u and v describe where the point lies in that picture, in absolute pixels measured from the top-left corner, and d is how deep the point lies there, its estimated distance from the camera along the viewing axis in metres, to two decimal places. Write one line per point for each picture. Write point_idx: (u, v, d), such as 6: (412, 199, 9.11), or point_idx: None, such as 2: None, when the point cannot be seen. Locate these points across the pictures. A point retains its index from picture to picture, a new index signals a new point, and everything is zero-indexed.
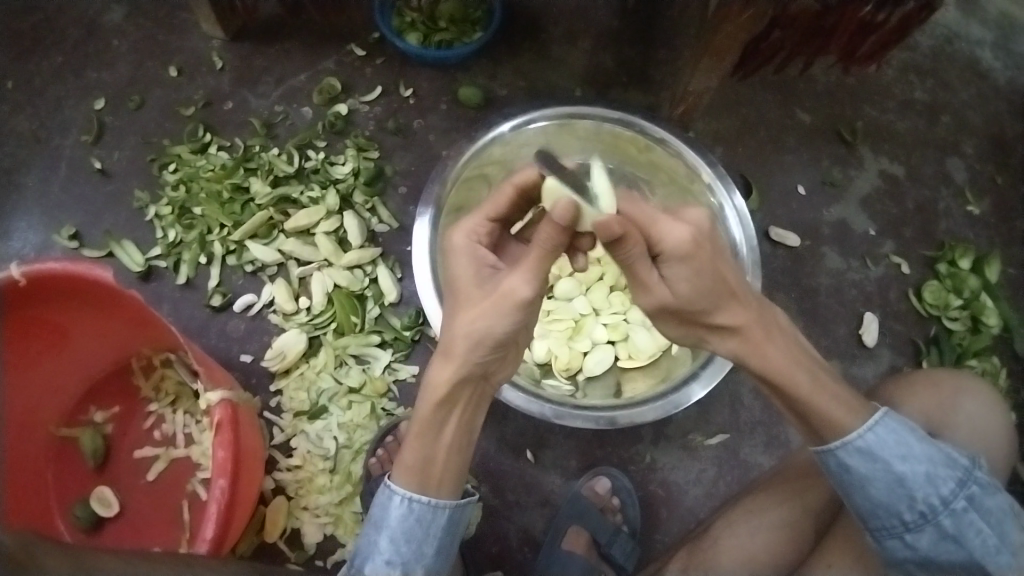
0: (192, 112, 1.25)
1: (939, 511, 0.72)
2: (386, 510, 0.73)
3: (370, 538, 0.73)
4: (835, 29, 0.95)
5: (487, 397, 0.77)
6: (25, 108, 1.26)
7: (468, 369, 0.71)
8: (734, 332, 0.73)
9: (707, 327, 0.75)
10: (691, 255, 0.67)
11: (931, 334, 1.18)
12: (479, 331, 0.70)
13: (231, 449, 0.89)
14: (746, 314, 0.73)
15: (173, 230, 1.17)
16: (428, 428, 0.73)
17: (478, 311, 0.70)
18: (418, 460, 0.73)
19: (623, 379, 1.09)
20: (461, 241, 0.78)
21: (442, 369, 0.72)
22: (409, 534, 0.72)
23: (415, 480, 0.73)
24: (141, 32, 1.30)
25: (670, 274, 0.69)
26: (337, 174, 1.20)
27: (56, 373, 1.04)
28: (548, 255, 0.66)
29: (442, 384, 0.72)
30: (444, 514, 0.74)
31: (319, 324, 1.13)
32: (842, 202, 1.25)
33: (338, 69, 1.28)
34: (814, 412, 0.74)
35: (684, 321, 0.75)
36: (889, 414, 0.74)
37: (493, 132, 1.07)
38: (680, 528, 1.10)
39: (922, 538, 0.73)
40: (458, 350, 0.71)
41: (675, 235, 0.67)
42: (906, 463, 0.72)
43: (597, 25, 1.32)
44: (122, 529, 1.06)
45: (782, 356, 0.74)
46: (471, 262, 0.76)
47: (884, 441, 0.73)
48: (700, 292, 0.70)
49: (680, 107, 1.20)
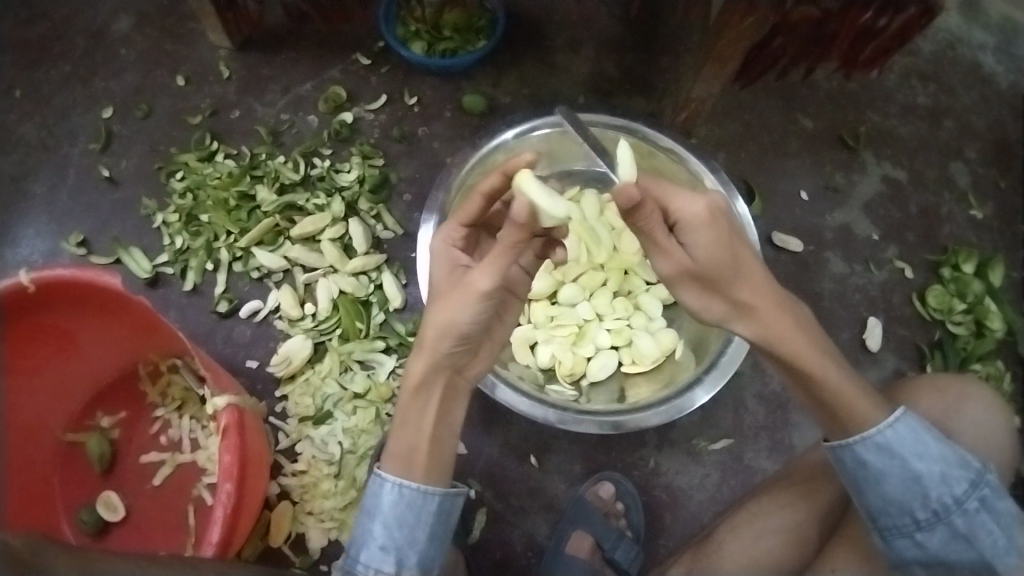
0: (199, 120, 1.26)
1: (952, 510, 0.73)
2: (378, 497, 0.77)
3: (364, 526, 0.77)
4: (835, 37, 0.97)
5: (465, 391, 0.81)
6: (34, 117, 1.28)
7: (438, 359, 0.76)
8: (752, 309, 0.74)
9: (727, 304, 0.75)
10: (711, 224, 0.70)
11: (936, 338, 1.19)
12: (447, 322, 0.74)
13: (237, 454, 0.89)
14: (765, 294, 0.74)
15: (180, 237, 1.18)
16: (410, 416, 0.78)
17: (445, 305, 0.74)
18: (403, 449, 0.78)
19: (627, 384, 1.10)
20: (439, 246, 0.82)
21: (419, 359, 0.77)
22: (401, 519, 0.77)
23: (400, 467, 0.77)
24: (148, 42, 1.32)
25: (690, 240, 0.71)
26: (342, 181, 1.20)
27: (64, 379, 1.05)
28: (507, 250, 0.71)
29: (419, 374, 0.77)
30: (434, 501, 0.77)
31: (324, 330, 1.14)
32: (846, 207, 1.25)
33: (343, 77, 1.29)
34: (837, 402, 0.75)
35: (707, 294, 0.75)
36: (909, 413, 0.74)
37: (497, 139, 1.08)
38: (683, 533, 1.10)
39: (933, 537, 0.74)
40: (430, 342, 0.75)
41: (693, 206, 0.70)
42: (923, 461, 0.73)
43: (600, 33, 1.33)
44: (128, 533, 1.07)
45: (806, 343, 0.75)
46: (445, 262, 0.81)
47: (903, 437, 0.73)
48: (719, 260, 0.71)
49: (683, 114, 1.21)
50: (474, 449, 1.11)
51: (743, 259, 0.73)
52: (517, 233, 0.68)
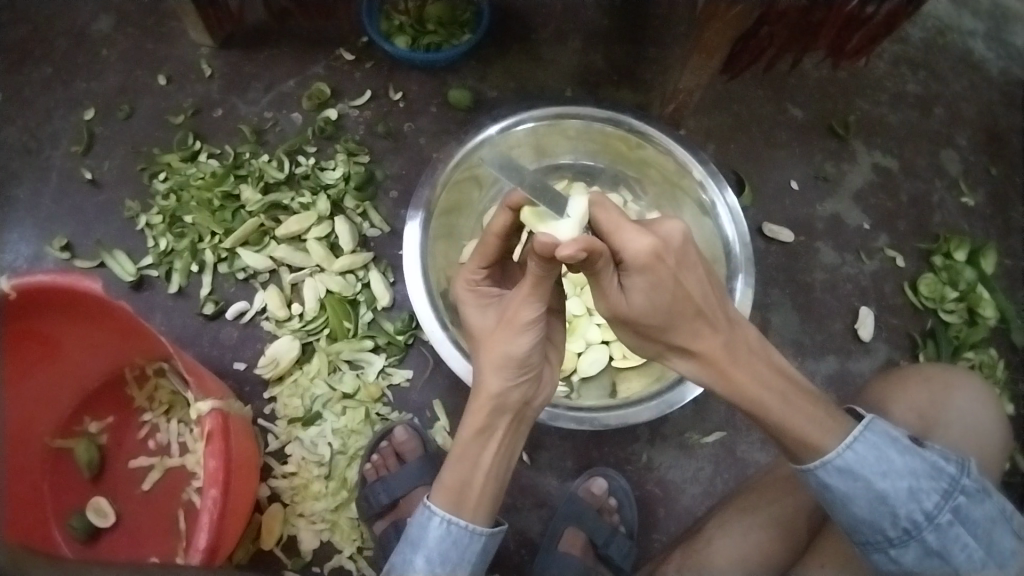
0: (181, 120, 1.25)
1: (923, 526, 0.71)
2: (424, 530, 0.75)
3: (405, 556, 0.76)
4: (822, 25, 0.95)
5: (527, 420, 0.82)
6: (16, 119, 1.26)
7: (505, 395, 0.77)
8: (699, 356, 0.75)
9: (664, 344, 0.76)
10: (651, 267, 0.68)
11: (928, 327, 1.18)
12: (503, 354, 0.75)
13: (222, 459, 0.88)
14: (710, 342, 0.74)
15: (163, 239, 1.17)
16: (467, 451, 0.78)
17: (499, 337, 0.75)
18: (455, 484, 0.77)
19: (618, 379, 1.09)
20: (465, 294, 0.85)
21: (476, 402, 0.77)
22: (444, 557, 0.75)
23: (451, 500, 0.76)
24: (130, 41, 1.30)
25: (631, 283, 0.70)
26: (327, 179, 1.19)
27: (52, 385, 1.04)
28: (539, 278, 0.71)
29: (479, 421, 0.77)
30: (479, 540, 0.77)
31: (312, 330, 1.13)
32: (835, 197, 1.24)
33: (327, 73, 1.27)
34: (789, 434, 0.74)
35: (643, 336, 0.76)
36: (875, 424, 0.74)
37: (482, 135, 1.06)
38: (677, 527, 1.10)
39: (907, 554, 0.73)
40: (493, 374, 0.76)
41: (637, 245, 0.68)
42: (886, 480, 0.71)
43: (586, 25, 1.31)
44: (119, 539, 1.06)
45: (749, 380, 0.74)
46: (479, 307, 0.83)
47: (864, 458, 0.72)
48: (652, 311, 0.71)
49: (670, 106, 1.19)
50: None
51: (690, 299, 0.71)
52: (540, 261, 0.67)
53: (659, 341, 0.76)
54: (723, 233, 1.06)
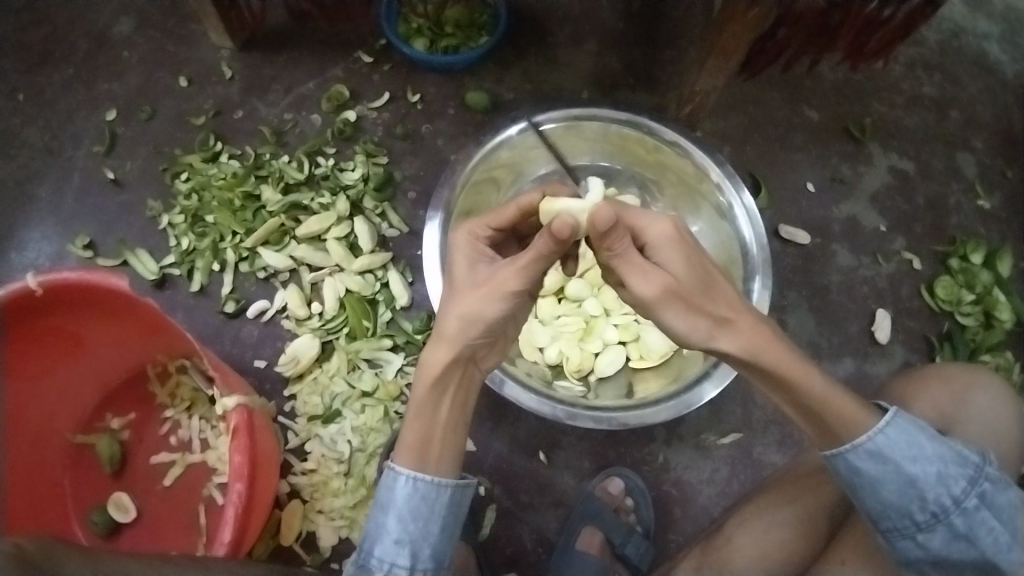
0: (202, 121, 1.26)
1: (951, 510, 0.72)
2: (392, 491, 0.73)
3: (377, 521, 0.73)
4: (840, 27, 0.98)
5: (478, 378, 0.78)
6: (38, 120, 1.28)
7: (461, 350, 0.73)
8: (732, 323, 0.71)
9: (710, 321, 0.71)
10: (679, 238, 0.71)
11: (944, 330, 1.18)
12: (474, 312, 0.72)
13: (248, 453, 0.90)
14: (738, 307, 0.72)
15: (185, 238, 1.19)
16: (425, 406, 0.74)
17: (473, 294, 0.73)
18: (417, 440, 0.74)
19: (635, 380, 1.09)
20: (463, 241, 0.81)
21: (434, 350, 0.74)
22: (415, 513, 0.73)
23: (415, 458, 0.74)
24: (151, 43, 1.32)
25: (664, 260, 0.70)
26: (346, 180, 1.21)
27: (75, 381, 1.05)
28: (542, 258, 0.70)
29: (438, 370, 0.74)
30: (446, 493, 0.74)
31: (331, 329, 1.14)
32: (851, 199, 1.25)
33: (346, 76, 1.29)
34: (824, 408, 0.73)
35: (691, 313, 0.70)
36: (899, 416, 0.74)
37: (503, 135, 1.07)
38: (693, 528, 1.10)
39: (935, 538, 0.73)
40: (453, 332, 0.73)
41: (658, 226, 0.71)
42: (917, 464, 0.72)
43: (602, 27, 1.32)
44: (140, 534, 1.07)
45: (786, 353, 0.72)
46: (469, 258, 0.80)
47: (895, 442, 0.73)
48: (696, 276, 0.70)
49: (688, 107, 1.20)
50: (483, 445, 1.12)
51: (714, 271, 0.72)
52: (554, 244, 0.68)
53: (706, 314, 0.70)
54: (740, 236, 1.06)
